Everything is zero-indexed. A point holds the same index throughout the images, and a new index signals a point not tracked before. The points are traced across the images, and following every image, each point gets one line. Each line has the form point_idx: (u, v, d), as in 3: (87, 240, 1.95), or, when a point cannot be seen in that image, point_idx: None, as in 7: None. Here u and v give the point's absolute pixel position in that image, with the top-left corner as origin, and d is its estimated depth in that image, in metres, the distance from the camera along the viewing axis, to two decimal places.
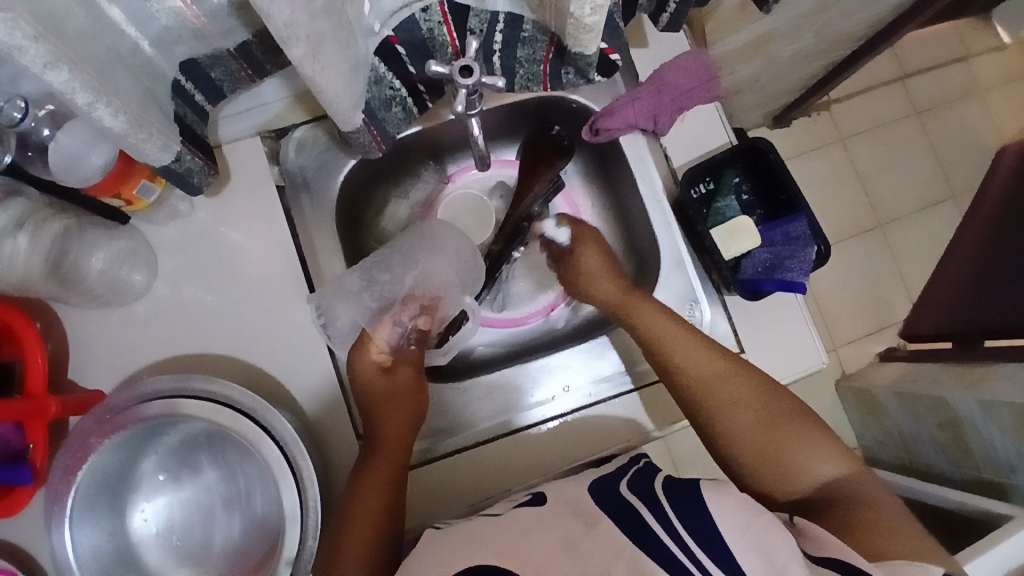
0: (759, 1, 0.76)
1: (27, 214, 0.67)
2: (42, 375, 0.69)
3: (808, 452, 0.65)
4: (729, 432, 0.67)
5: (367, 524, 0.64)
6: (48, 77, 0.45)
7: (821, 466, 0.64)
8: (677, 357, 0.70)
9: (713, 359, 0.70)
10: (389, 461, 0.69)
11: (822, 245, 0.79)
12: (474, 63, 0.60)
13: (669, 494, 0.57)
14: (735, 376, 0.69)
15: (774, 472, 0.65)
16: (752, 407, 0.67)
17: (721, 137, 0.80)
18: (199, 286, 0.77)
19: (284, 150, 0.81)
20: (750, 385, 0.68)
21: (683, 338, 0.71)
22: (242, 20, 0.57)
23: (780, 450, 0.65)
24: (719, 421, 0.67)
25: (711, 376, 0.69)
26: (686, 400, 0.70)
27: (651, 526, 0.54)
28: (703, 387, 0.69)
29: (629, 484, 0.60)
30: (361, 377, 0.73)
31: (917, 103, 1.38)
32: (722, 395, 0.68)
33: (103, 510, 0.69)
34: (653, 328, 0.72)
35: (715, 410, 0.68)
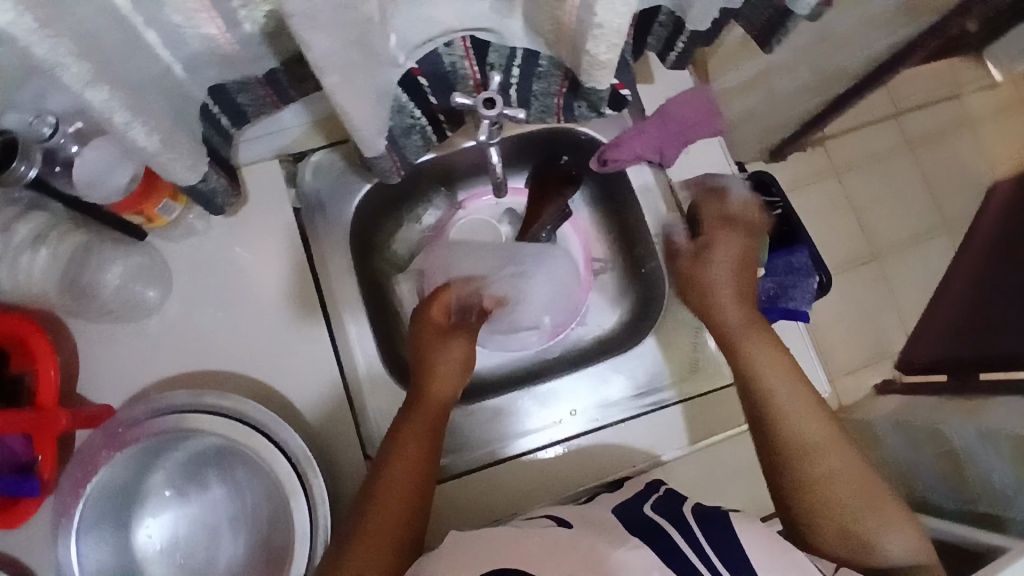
0: (761, 41, 0.80)
1: (45, 228, 0.71)
2: (53, 388, 0.69)
3: (892, 529, 0.61)
4: (823, 499, 0.63)
5: (389, 513, 0.62)
6: (87, 95, 0.46)
7: (899, 548, 0.61)
8: (779, 398, 0.66)
9: (824, 422, 0.65)
10: (410, 453, 0.66)
11: (823, 277, 0.81)
12: (496, 95, 0.63)
13: (698, 519, 0.58)
14: (839, 443, 0.64)
15: (848, 537, 0.62)
16: (847, 478, 0.63)
17: (725, 169, 0.83)
18: (212, 304, 0.78)
19: (301, 173, 0.83)
20: (850, 456, 0.64)
21: (796, 379, 0.67)
22: (272, 48, 0.59)
23: (865, 520, 0.61)
24: (812, 480, 0.63)
25: (817, 431, 0.65)
26: (775, 458, 0.66)
27: (679, 544, 0.54)
28: (807, 446, 0.64)
29: (653, 507, 0.62)
30: (421, 337, 0.74)
31: (910, 140, 1.42)
32: (820, 459, 0.63)
33: (109, 526, 0.69)
34: (760, 366, 0.68)
35: (809, 466, 0.63)
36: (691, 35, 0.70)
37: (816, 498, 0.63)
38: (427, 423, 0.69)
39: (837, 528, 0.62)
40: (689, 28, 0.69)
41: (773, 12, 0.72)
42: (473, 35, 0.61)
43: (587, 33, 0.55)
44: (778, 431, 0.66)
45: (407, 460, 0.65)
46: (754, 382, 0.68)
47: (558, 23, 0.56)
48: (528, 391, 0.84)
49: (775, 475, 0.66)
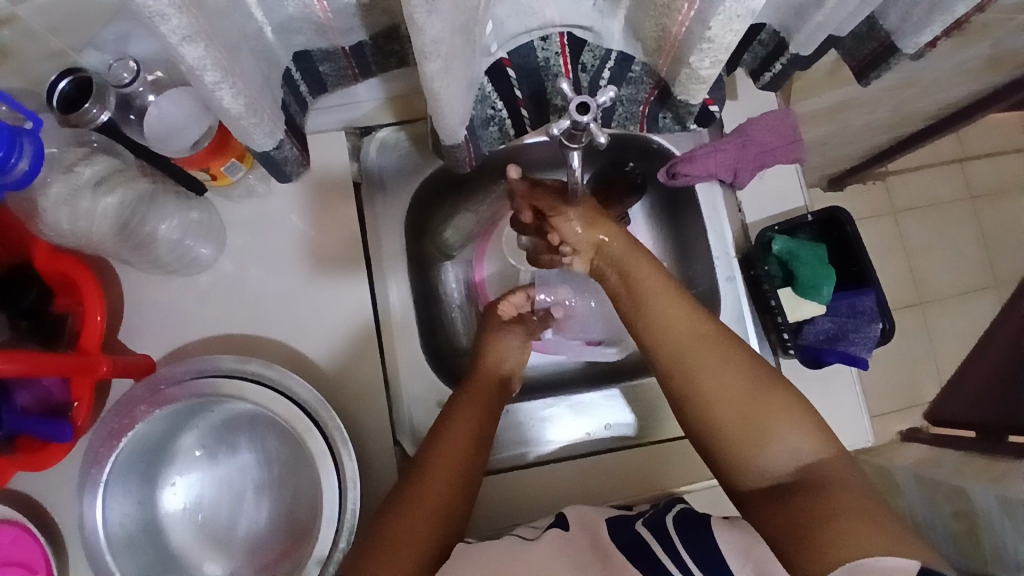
0: (858, 74, 0.77)
1: (110, 172, 0.66)
2: (98, 334, 0.68)
3: (778, 422, 0.54)
4: (710, 415, 0.56)
5: (427, 511, 0.58)
6: (183, 49, 0.43)
7: (797, 445, 0.53)
8: (657, 311, 0.61)
9: (694, 323, 0.60)
10: (451, 458, 0.63)
11: (888, 324, 0.76)
12: (590, 99, 0.55)
13: (680, 527, 0.54)
14: (729, 353, 0.58)
15: (737, 454, 0.55)
16: (736, 382, 0.56)
17: (798, 201, 0.80)
18: (260, 269, 0.77)
19: (365, 148, 0.81)
20: (746, 366, 0.57)
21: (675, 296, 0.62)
22: (364, 22, 0.58)
23: (752, 415, 0.54)
24: (693, 389, 0.57)
25: (683, 338, 0.59)
26: (666, 377, 0.60)
27: (658, 555, 0.52)
28: (676, 349, 0.59)
29: (642, 518, 0.58)
30: (485, 322, 0.79)
31: (973, 188, 1.36)
32: (707, 370, 0.57)
33: (138, 479, 0.69)
34: (644, 284, 0.63)
35: (688, 376, 0.58)
36: (791, 59, 0.69)
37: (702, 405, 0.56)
38: (470, 431, 0.66)
39: (730, 427, 0.55)
40: (791, 50, 0.67)
41: (877, 44, 0.71)
42: (571, 32, 0.59)
43: (694, 47, 0.53)
44: (658, 339, 0.61)
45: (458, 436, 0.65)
46: (628, 296, 0.64)
47: (664, 31, 0.54)
48: (565, 398, 0.84)
49: (672, 395, 0.59)
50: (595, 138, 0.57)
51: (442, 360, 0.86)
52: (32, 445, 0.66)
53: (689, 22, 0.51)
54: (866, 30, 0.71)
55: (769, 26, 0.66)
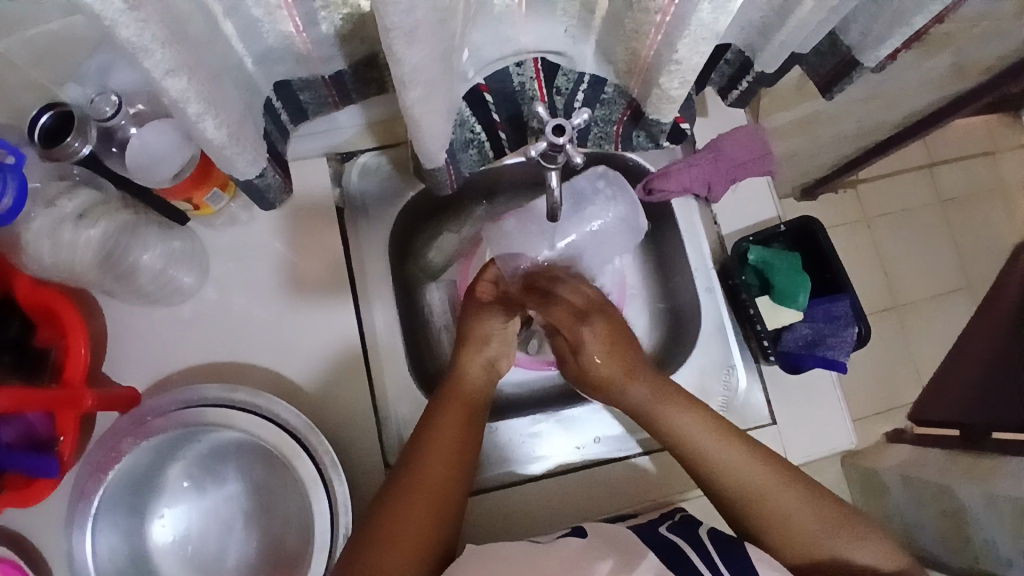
0: (823, 89, 0.80)
1: (92, 205, 0.67)
2: (82, 366, 0.68)
3: (849, 535, 0.61)
4: (795, 539, 0.62)
5: (418, 521, 0.59)
6: (166, 82, 0.44)
7: (869, 556, 0.60)
8: (724, 467, 0.64)
9: (756, 459, 0.65)
10: (438, 466, 0.63)
11: (863, 328, 0.78)
12: (565, 121, 0.57)
13: (712, 539, 0.58)
14: (783, 476, 0.64)
15: (822, 568, 0.61)
16: (806, 512, 0.62)
17: (770, 213, 0.83)
18: (246, 296, 0.77)
19: (347, 173, 0.83)
20: (802, 487, 0.64)
21: (729, 438, 0.66)
22: (344, 51, 0.59)
23: (829, 539, 0.61)
24: (769, 517, 0.63)
25: (756, 485, 0.64)
26: (735, 507, 0.64)
27: (691, 558, 0.55)
28: (744, 486, 0.64)
29: (669, 528, 0.62)
30: (466, 307, 0.78)
31: (941, 193, 1.41)
32: (778, 497, 0.63)
33: (124, 514, 0.68)
34: (687, 431, 0.66)
35: (765, 512, 0.63)
36: (757, 76, 0.71)
37: (783, 535, 0.62)
38: (455, 434, 0.66)
39: (808, 549, 0.61)
40: (756, 68, 0.70)
41: (840, 60, 0.74)
42: (545, 57, 0.61)
43: (663, 68, 0.55)
44: (719, 481, 0.65)
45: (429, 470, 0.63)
46: (679, 439, 0.67)
47: (634, 54, 0.56)
48: (553, 414, 0.84)
49: (745, 524, 0.64)
50: (573, 159, 0.58)
51: (429, 381, 0.86)
52: (18, 481, 0.66)
53: (658, 45, 0.53)
54: (828, 47, 0.74)
55: (735, 46, 0.68)
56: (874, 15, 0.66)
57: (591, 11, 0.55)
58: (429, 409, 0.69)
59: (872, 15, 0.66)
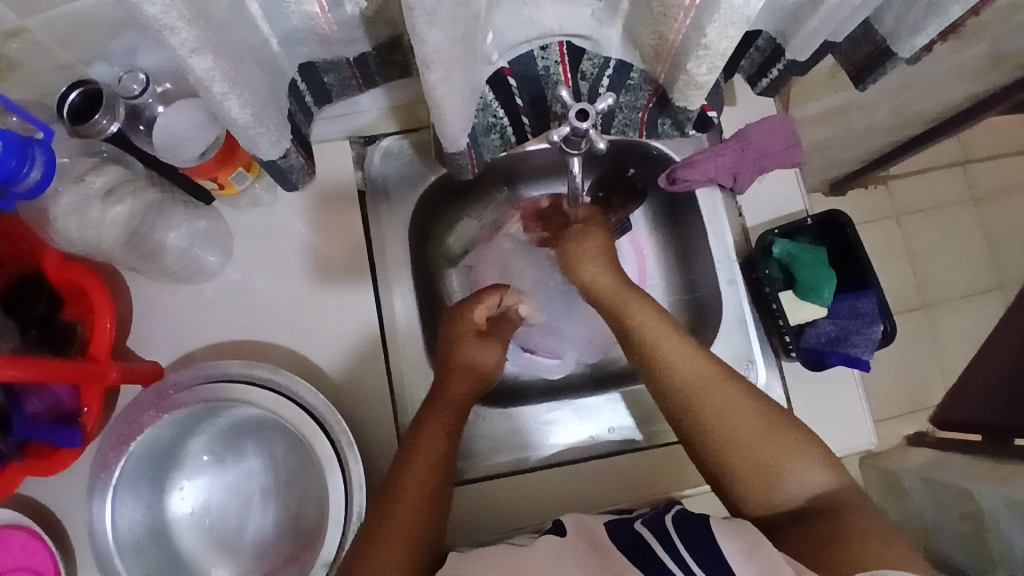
0: (855, 78, 0.78)
1: (120, 182, 0.68)
2: (108, 341, 0.69)
3: (789, 451, 0.57)
4: (726, 440, 0.59)
5: (394, 552, 0.55)
6: (191, 61, 0.45)
7: (806, 473, 0.57)
8: (665, 360, 0.63)
9: (706, 360, 0.63)
10: (411, 510, 0.58)
11: (889, 325, 0.76)
12: (589, 106, 0.56)
13: (681, 527, 0.54)
14: (728, 380, 0.61)
15: (748, 479, 0.58)
16: (744, 416, 0.59)
17: (797, 205, 0.81)
18: (267, 276, 0.78)
19: (370, 156, 0.82)
20: (746, 395, 0.61)
21: (677, 337, 0.65)
22: (367, 33, 0.59)
23: (761, 449, 0.58)
24: (701, 418, 0.60)
25: (697, 380, 0.62)
26: (674, 402, 0.63)
27: (659, 554, 0.52)
28: (683, 381, 0.62)
29: (643, 520, 0.58)
30: (454, 324, 0.75)
31: (976, 189, 1.36)
32: (714, 397, 0.61)
33: (146, 485, 0.70)
34: (642, 327, 0.66)
35: (700, 408, 0.61)
36: (788, 64, 0.70)
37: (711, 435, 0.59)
38: (431, 480, 0.61)
39: (739, 457, 0.58)
40: (787, 56, 0.68)
41: (873, 47, 0.72)
42: (570, 41, 0.61)
43: (689, 53, 0.54)
44: (662, 375, 0.63)
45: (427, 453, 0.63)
46: (640, 335, 0.66)
47: (661, 38, 0.55)
48: (567, 402, 0.84)
49: (680, 424, 0.62)
50: (595, 144, 0.59)
51: None
52: (43, 450, 0.67)
53: (685, 29, 0.52)
54: (862, 34, 0.72)
55: (766, 33, 0.67)
56: (912, 2, 0.64)
57: None
58: (404, 449, 0.64)
59: (910, 2, 0.64)
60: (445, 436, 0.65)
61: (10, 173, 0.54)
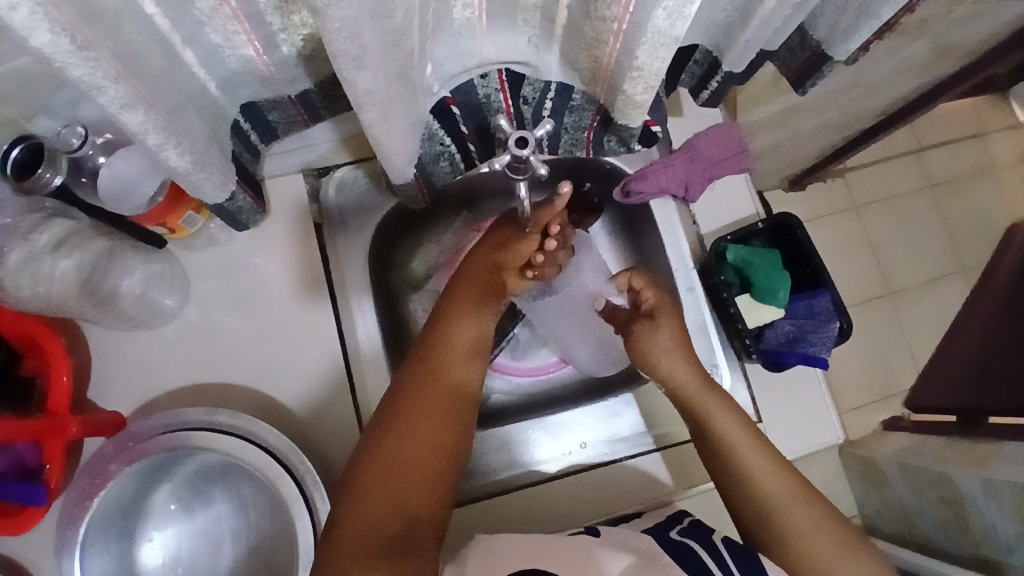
0: (795, 83, 0.80)
1: (67, 235, 0.68)
2: (66, 394, 0.68)
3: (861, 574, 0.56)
4: (801, 558, 0.59)
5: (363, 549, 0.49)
6: (123, 116, 0.44)
7: None
8: (743, 461, 0.64)
9: (788, 475, 0.63)
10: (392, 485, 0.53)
11: (845, 322, 0.78)
12: (528, 133, 0.56)
13: (725, 544, 0.58)
14: (806, 497, 0.61)
15: None
16: (818, 532, 0.59)
17: (749, 209, 0.83)
18: (227, 316, 0.77)
19: (324, 188, 0.83)
20: (820, 513, 0.60)
21: (753, 439, 0.65)
22: (308, 71, 0.59)
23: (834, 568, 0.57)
24: (776, 529, 0.61)
25: (775, 491, 0.62)
26: (745, 509, 0.63)
27: (704, 561, 0.55)
28: (764, 494, 0.62)
29: (679, 531, 0.62)
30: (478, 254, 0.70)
31: (929, 177, 1.40)
32: (791, 515, 0.60)
33: (113, 538, 0.69)
34: (730, 432, 0.65)
35: (774, 518, 0.61)
36: (725, 76, 0.71)
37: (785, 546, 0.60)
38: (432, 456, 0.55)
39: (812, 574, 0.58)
40: (724, 68, 0.70)
41: (810, 54, 0.74)
42: (509, 68, 0.62)
43: (625, 76, 0.55)
44: (744, 485, 0.63)
45: (421, 432, 0.56)
46: (716, 435, 0.66)
47: (596, 61, 0.56)
48: (537, 420, 0.84)
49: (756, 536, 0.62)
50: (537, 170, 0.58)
51: None
52: (9, 509, 0.66)
53: (618, 53, 0.53)
54: (799, 41, 0.74)
55: (702, 47, 0.69)
56: (842, 9, 0.66)
57: (551, 20, 0.55)
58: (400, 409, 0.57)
59: (839, 10, 0.67)
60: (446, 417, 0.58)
61: None
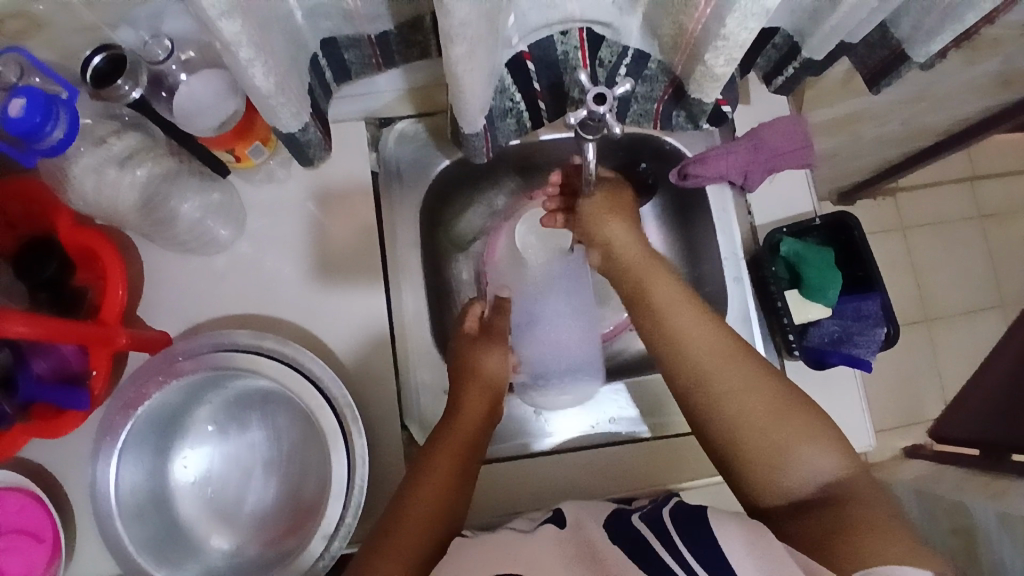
0: (869, 81, 0.78)
1: (139, 149, 0.70)
2: (118, 308, 0.70)
3: (799, 437, 0.58)
4: (739, 426, 0.59)
5: (410, 540, 0.59)
6: (221, 24, 0.45)
7: (819, 461, 0.57)
8: (675, 331, 0.62)
9: (721, 338, 0.62)
10: (423, 511, 0.61)
11: (892, 328, 0.78)
12: (607, 90, 0.57)
13: (679, 523, 0.55)
14: (741, 360, 0.61)
15: (762, 465, 0.58)
16: (757, 396, 0.59)
17: (806, 206, 0.81)
18: (276, 253, 0.78)
19: (384, 139, 0.84)
20: (760, 373, 0.60)
21: (684, 306, 0.64)
22: (391, 11, 0.60)
23: (775, 438, 0.58)
24: (713, 399, 0.60)
25: (712, 357, 0.61)
26: (683, 383, 0.62)
27: (661, 554, 0.52)
28: (693, 355, 0.61)
29: (639, 514, 0.59)
30: (460, 351, 0.76)
31: (983, 207, 1.36)
32: (724, 376, 0.60)
33: (150, 450, 0.70)
34: (656, 300, 0.64)
35: (711, 387, 0.60)
36: (802, 65, 0.72)
37: (726, 420, 0.59)
38: (448, 489, 0.63)
39: (754, 446, 0.58)
40: (804, 55, 0.70)
41: (889, 52, 0.72)
42: (591, 27, 0.62)
43: (709, 44, 0.54)
44: (675, 353, 0.62)
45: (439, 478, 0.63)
46: (650, 308, 0.64)
47: (680, 29, 0.56)
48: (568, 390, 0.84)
49: (687, 402, 0.62)
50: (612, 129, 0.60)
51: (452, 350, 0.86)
52: (47, 413, 0.68)
53: (706, 19, 0.52)
54: (879, 37, 0.72)
55: (784, 30, 0.69)
56: (930, 6, 0.64)
57: None
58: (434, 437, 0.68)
59: (926, 8, 0.65)
60: (460, 459, 0.66)
61: (33, 130, 0.55)
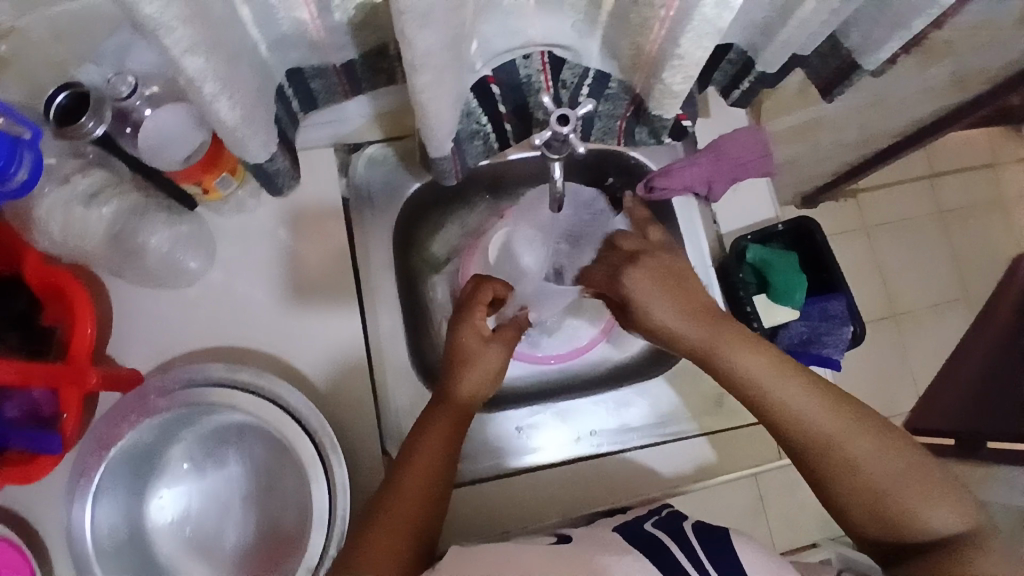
0: (823, 90, 0.81)
1: (104, 185, 0.70)
2: (89, 345, 0.68)
3: (927, 495, 0.53)
4: (861, 488, 0.54)
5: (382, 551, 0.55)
6: (185, 60, 0.46)
7: (944, 513, 0.53)
8: (780, 396, 0.57)
9: (831, 401, 0.56)
10: (398, 520, 0.57)
11: (858, 327, 0.81)
12: (569, 111, 0.59)
13: (699, 536, 0.57)
14: (856, 417, 0.56)
15: (893, 525, 0.54)
16: (878, 456, 0.54)
17: (769, 211, 0.84)
18: (248, 282, 0.78)
19: (354, 164, 0.84)
20: (875, 427, 0.55)
21: (785, 370, 0.58)
22: (356, 40, 0.61)
23: (902, 497, 0.53)
24: (838, 464, 0.55)
25: (829, 419, 0.56)
26: (801, 450, 0.57)
27: (677, 557, 0.54)
28: (807, 421, 0.56)
29: (653, 524, 0.61)
30: (457, 343, 0.67)
31: (940, 204, 1.42)
32: (845, 438, 0.55)
33: (125, 491, 0.69)
34: (754, 369, 0.58)
35: (832, 451, 0.55)
36: (758, 77, 0.74)
37: (850, 482, 0.55)
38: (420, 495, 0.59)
39: (871, 503, 0.54)
40: (757, 69, 0.73)
41: (840, 62, 0.75)
42: (552, 51, 0.63)
43: (666, 63, 0.56)
44: (785, 421, 0.57)
45: (410, 489, 0.59)
46: (743, 374, 0.59)
47: (639, 49, 0.58)
48: (551, 406, 0.85)
49: (805, 466, 0.57)
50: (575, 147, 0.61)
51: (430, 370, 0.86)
52: (22, 458, 0.65)
53: (662, 40, 0.54)
54: (829, 49, 0.75)
55: (737, 46, 0.71)
56: (875, 19, 0.68)
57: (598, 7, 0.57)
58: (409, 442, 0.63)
59: (871, 21, 0.68)
60: (435, 467, 0.61)
61: None
